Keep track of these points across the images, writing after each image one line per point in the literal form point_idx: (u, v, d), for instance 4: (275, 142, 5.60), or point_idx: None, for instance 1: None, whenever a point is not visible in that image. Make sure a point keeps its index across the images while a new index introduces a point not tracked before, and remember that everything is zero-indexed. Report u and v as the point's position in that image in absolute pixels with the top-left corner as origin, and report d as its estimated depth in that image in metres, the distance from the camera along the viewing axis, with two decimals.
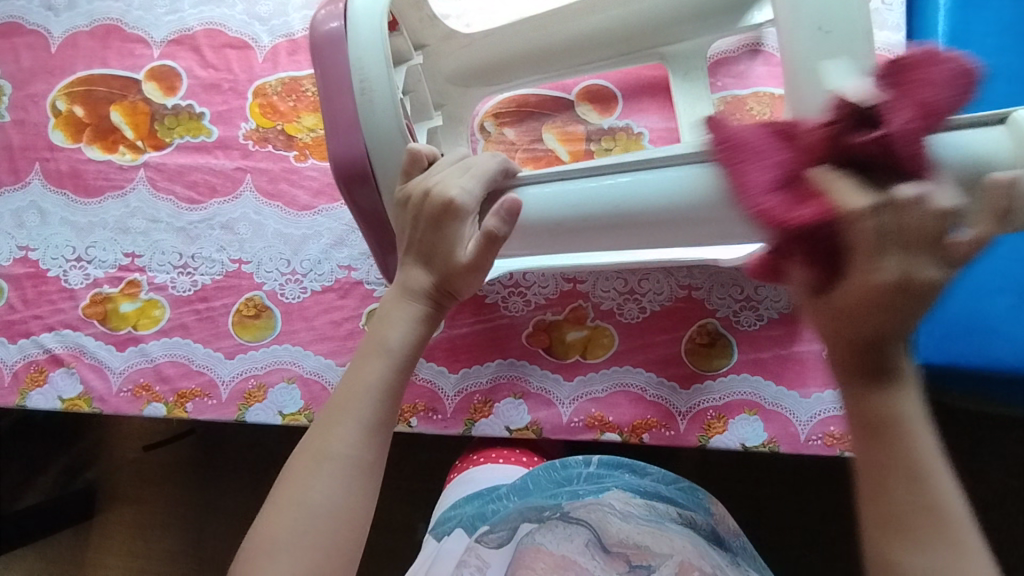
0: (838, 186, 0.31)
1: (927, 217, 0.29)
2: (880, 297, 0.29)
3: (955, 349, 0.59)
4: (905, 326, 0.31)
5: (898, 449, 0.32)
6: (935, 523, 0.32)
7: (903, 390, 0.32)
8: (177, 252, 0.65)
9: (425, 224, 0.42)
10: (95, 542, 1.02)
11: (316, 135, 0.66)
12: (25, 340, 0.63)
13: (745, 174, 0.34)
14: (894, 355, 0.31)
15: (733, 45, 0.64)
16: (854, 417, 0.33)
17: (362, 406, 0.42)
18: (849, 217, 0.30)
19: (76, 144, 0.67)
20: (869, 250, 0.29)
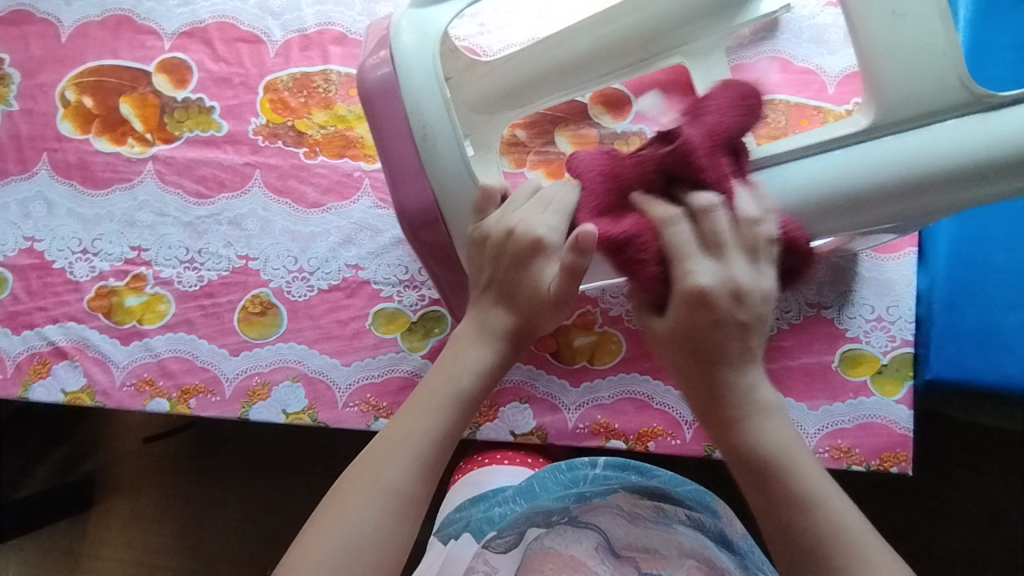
0: (651, 206, 0.42)
1: (718, 224, 0.40)
2: (688, 325, 0.40)
3: (968, 363, 0.58)
4: (729, 356, 0.41)
5: (779, 481, 0.40)
6: (835, 541, 0.39)
7: (765, 421, 0.41)
8: (184, 247, 0.64)
9: (512, 260, 0.45)
10: (92, 533, 1.02)
11: (326, 132, 0.65)
12: (28, 332, 0.63)
13: (583, 201, 0.44)
14: (741, 385, 0.41)
15: (751, 51, 0.64)
16: (742, 456, 0.41)
17: (417, 444, 0.44)
18: (656, 227, 0.41)
19: (84, 135, 0.67)
20: (680, 255, 0.40)
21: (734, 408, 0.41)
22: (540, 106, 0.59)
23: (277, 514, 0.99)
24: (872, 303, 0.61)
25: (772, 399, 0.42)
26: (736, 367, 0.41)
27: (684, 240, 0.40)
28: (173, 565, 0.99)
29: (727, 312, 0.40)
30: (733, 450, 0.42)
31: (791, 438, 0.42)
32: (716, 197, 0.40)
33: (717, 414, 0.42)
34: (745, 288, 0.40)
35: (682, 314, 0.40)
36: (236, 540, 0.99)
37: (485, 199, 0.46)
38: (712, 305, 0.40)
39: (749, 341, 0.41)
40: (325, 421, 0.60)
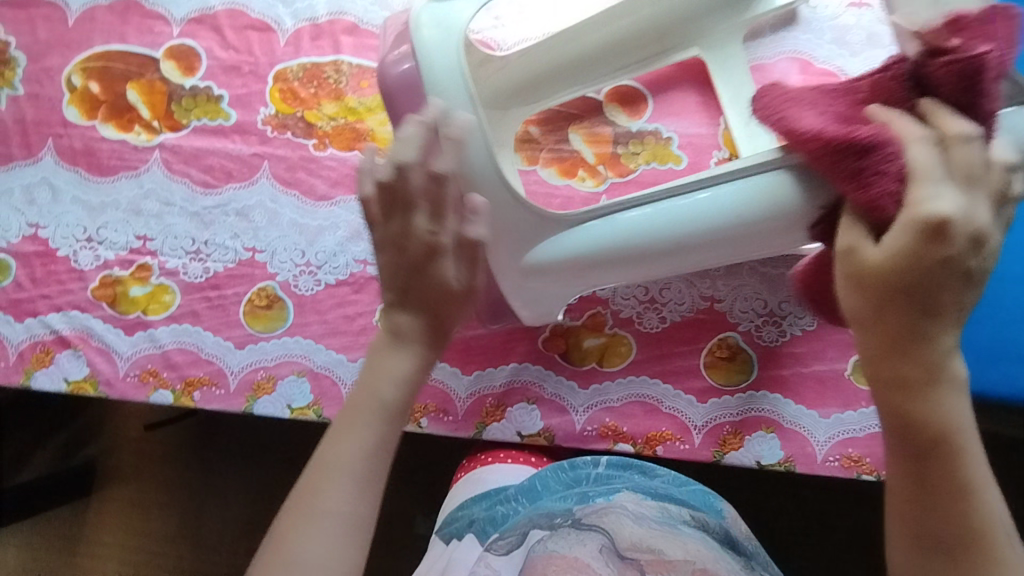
0: (896, 118, 0.37)
1: (979, 157, 0.35)
2: (920, 262, 0.34)
3: (983, 377, 0.58)
4: (943, 306, 0.35)
5: (941, 463, 0.37)
6: (977, 537, 0.37)
7: (951, 396, 0.36)
8: (190, 238, 0.64)
9: (410, 269, 0.43)
10: (92, 519, 1.02)
11: (336, 124, 0.64)
12: (32, 320, 0.62)
13: (795, 112, 0.42)
14: (942, 347, 0.36)
15: (771, 51, 0.62)
16: (910, 426, 0.37)
17: (353, 463, 0.43)
18: (907, 142, 0.35)
19: (90, 122, 0.66)
20: (927, 177, 0.34)
21: (925, 370, 0.36)
22: (555, 101, 0.59)
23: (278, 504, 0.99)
24: None
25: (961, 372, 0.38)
26: (945, 324, 0.36)
27: (926, 159, 0.35)
28: (173, 552, 0.99)
29: (967, 255, 0.34)
30: (902, 417, 0.37)
31: (966, 417, 0.37)
32: (971, 130, 0.35)
33: (907, 372, 0.36)
34: (986, 230, 0.34)
35: (907, 246, 0.34)
36: (236, 529, 0.99)
37: (370, 208, 0.43)
38: (952, 240, 0.34)
39: (966, 299, 0.35)
40: (330, 417, 0.60)
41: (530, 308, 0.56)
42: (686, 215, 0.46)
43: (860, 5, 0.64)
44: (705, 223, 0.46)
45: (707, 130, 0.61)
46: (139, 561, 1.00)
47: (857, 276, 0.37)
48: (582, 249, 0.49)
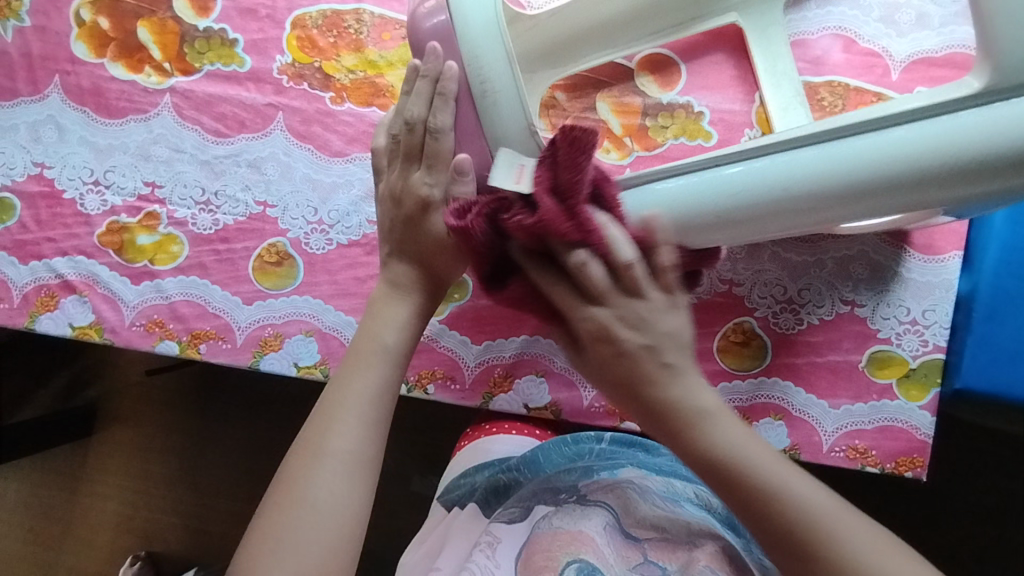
0: (530, 266, 0.41)
1: (583, 272, 0.38)
2: (604, 353, 0.40)
3: (1000, 378, 0.57)
4: (634, 376, 0.39)
5: (741, 486, 0.39)
6: (810, 541, 0.37)
7: (702, 427, 0.39)
8: (200, 188, 0.62)
9: (406, 222, 0.48)
10: (92, 459, 1.03)
11: (355, 78, 0.62)
12: (37, 263, 0.61)
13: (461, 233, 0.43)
14: (647, 398, 0.39)
15: (815, 26, 0.60)
16: (702, 471, 0.40)
17: (360, 402, 0.44)
18: (543, 284, 0.40)
19: (99, 60, 0.63)
20: (575, 301, 0.40)
21: (678, 421, 0.39)
22: (585, 66, 0.55)
23: (277, 456, 1.00)
24: (908, 305, 0.58)
25: (709, 399, 0.40)
26: (656, 381, 0.39)
27: (565, 297, 0.40)
28: (173, 495, 1.01)
29: (627, 339, 0.39)
30: (693, 464, 0.40)
31: (741, 436, 0.40)
32: (587, 256, 0.38)
33: (665, 431, 0.41)
34: (639, 320, 0.38)
35: (594, 355, 0.40)
36: (233, 477, 1.00)
37: (383, 158, 0.51)
38: (615, 337, 0.39)
39: (659, 356, 0.39)
40: None
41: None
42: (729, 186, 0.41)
43: None
44: (754, 196, 0.41)
45: (741, 107, 0.59)
46: (138, 501, 1.02)
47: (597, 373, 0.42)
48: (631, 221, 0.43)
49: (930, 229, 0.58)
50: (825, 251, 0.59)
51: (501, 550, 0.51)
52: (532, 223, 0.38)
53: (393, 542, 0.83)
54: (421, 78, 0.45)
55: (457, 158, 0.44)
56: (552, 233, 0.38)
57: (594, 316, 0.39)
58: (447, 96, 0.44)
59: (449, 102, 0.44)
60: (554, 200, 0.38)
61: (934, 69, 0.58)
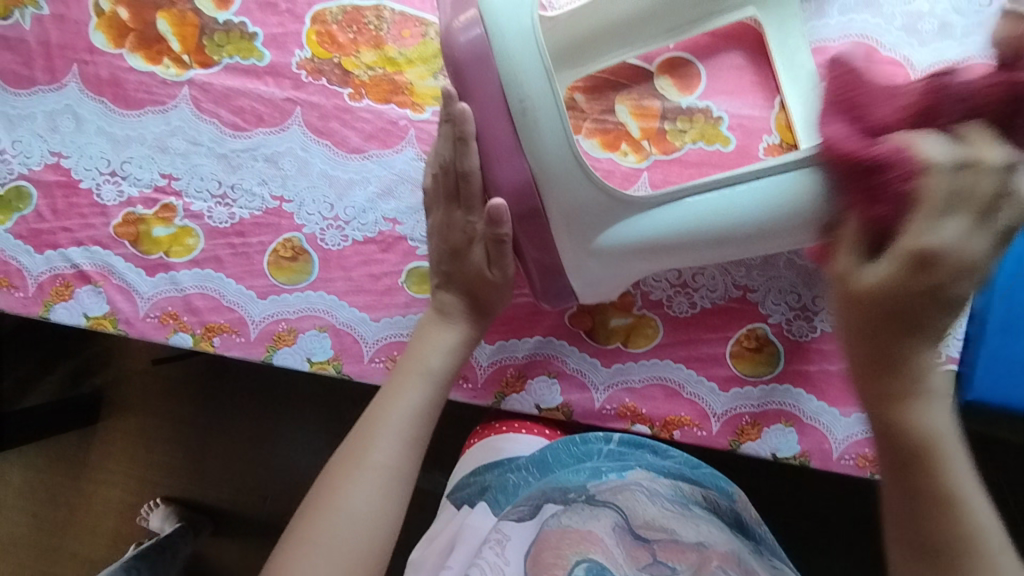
0: (925, 141, 0.38)
1: (998, 192, 0.37)
2: (893, 289, 0.38)
3: (1012, 390, 0.58)
4: (920, 327, 0.40)
5: (923, 470, 0.42)
6: (966, 545, 0.40)
7: (926, 406, 0.42)
8: (216, 181, 0.62)
9: (451, 254, 0.50)
10: (99, 447, 1.03)
11: (374, 74, 0.62)
12: (52, 252, 0.61)
13: (851, 95, 0.41)
14: (909, 352, 0.40)
15: (836, 32, 0.59)
16: (893, 435, 0.42)
17: (402, 419, 0.46)
18: (927, 171, 0.37)
19: (118, 50, 0.63)
20: (934, 206, 0.37)
21: (905, 386, 0.41)
22: (604, 64, 0.56)
23: (283, 448, 1.00)
24: None
25: (940, 386, 0.42)
26: (933, 345, 0.41)
27: (940, 193, 0.37)
28: (178, 484, 1.02)
29: (954, 261, 0.37)
30: (880, 430, 0.43)
31: (947, 428, 0.42)
32: (1000, 158, 0.37)
33: (884, 385, 0.42)
34: (977, 262, 0.38)
35: (903, 266, 0.38)
36: (240, 467, 1.01)
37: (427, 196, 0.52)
38: (937, 272, 0.38)
39: (951, 296, 0.38)
40: (350, 374, 0.59)
41: (590, 287, 0.51)
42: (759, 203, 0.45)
43: None
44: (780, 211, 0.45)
45: (760, 112, 0.59)
46: (143, 489, 1.02)
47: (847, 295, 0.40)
48: (667, 229, 0.47)
49: None
50: None
51: (510, 548, 0.51)
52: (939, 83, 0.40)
53: (398, 537, 0.84)
54: (447, 121, 0.46)
55: (491, 205, 0.45)
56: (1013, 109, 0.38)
57: (939, 231, 0.37)
58: (466, 139, 0.44)
59: (470, 144, 0.44)
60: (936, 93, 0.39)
61: None
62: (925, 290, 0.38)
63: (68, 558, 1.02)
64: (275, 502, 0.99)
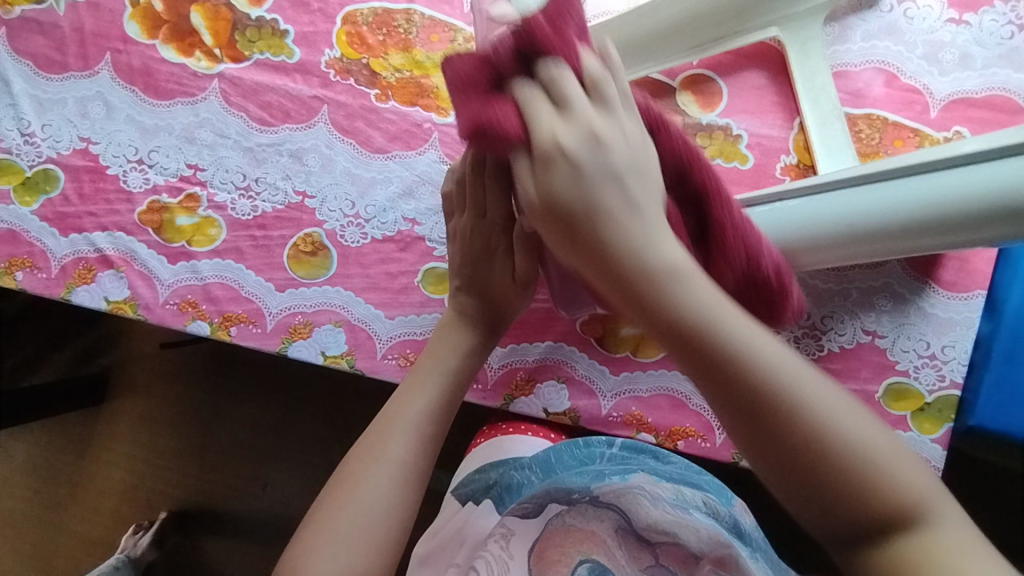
0: (519, 90, 0.37)
1: (555, 88, 0.37)
2: (579, 178, 0.36)
3: (1009, 417, 0.59)
4: (583, 207, 0.36)
5: (707, 344, 0.34)
6: (773, 399, 0.33)
7: (673, 278, 0.34)
8: (241, 173, 0.63)
9: (475, 261, 0.51)
10: (103, 427, 1.04)
11: (401, 77, 0.63)
12: (77, 235, 0.62)
13: (455, 64, 0.38)
14: (614, 230, 0.35)
15: (858, 58, 0.60)
16: (656, 321, 0.35)
17: (418, 417, 0.46)
18: (524, 104, 0.37)
19: (151, 41, 0.64)
20: (547, 116, 0.37)
21: (643, 269, 0.35)
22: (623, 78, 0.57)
23: (286, 437, 1.01)
24: (928, 339, 0.59)
25: (682, 257, 0.35)
26: (609, 218, 0.36)
27: (540, 116, 0.37)
28: (179, 468, 1.03)
29: (587, 159, 0.36)
30: (653, 324, 0.35)
31: (712, 296, 0.34)
32: (559, 69, 0.37)
33: (616, 279, 0.35)
34: (627, 147, 0.37)
35: (552, 172, 0.36)
36: (241, 454, 1.02)
37: (449, 202, 0.53)
38: (571, 157, 0.36)
39: (629, 191, 0.36)
40: (363, 369, 0.61)
41: None
42: (797, 219, 0.47)
43: (960, 22, 0.60)
44: (814, 228, 0.46)
45: (779, 133, 0.60)
46: (144, 470, 1.03)
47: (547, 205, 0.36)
48: None
49: (959, 266, 0.59)
50: (850, 280, 0.60)
51: (514, 542, 0.51)
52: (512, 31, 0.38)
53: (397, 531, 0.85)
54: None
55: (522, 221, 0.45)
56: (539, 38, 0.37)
57: (556, 132, 0.36)
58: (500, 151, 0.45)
59: None
60: (556, 18, 0.37)
61: (973, 109, 0.58)
62: (571, 179, 0.36)
63: (67, 535, 1.03)
64: (275, 491, 1.01)
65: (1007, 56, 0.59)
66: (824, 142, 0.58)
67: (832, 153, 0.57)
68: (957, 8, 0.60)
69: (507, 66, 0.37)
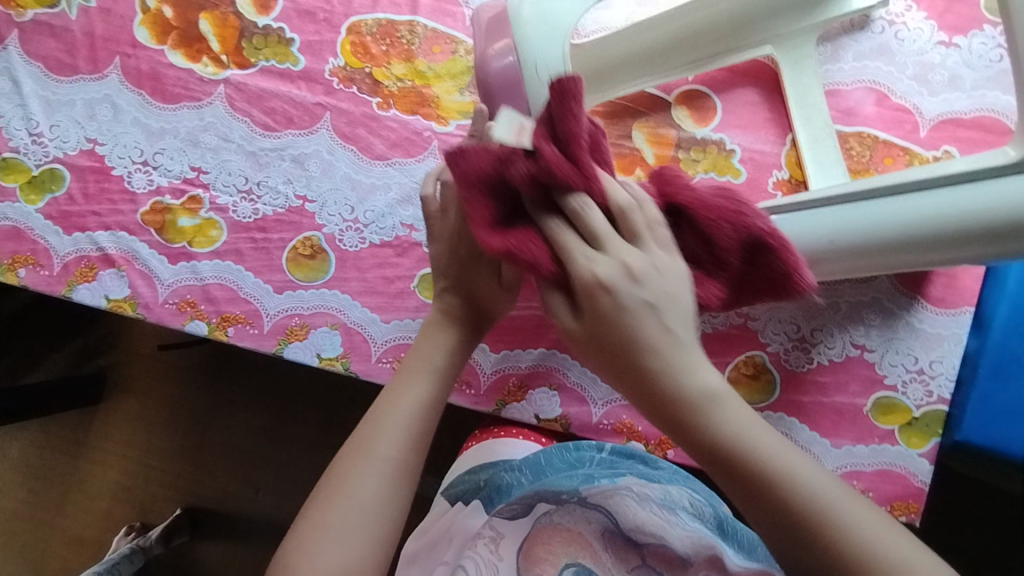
0: (557, 232, 0.37)
1: (585, 225, 0.37)
2: (621, 316, 0.36)
3: (995, 434, 0.60)
4: (635, 353, 0.36)
5: (747, 471, 0.36)
6: (813, 521, 0.35)
7: (712, 408, 0.36)
8: (244, 177, 0.64)
9: (461, 262, 0.50)
10: (99, 427, 1.05)
11: (403, 86, 0.64)
12: (79, 234, 0.63)
13: (469, 198, 0.38)
14: (666, 376, 0.36)
15: (849, 77, 0.62)
16: (704, 452, 0.37)
17: (408, 415, 0.47)
18: (555, 238, 0.37)
19: (159, 46, 0.66)
20: (580, 245, 0.37)
21: (686, 399, 0.36)
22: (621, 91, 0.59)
23: (281, 441, 1.01)
24: (916, 354, 0.60)
25: (721, 385, 0.37)
26: (653, 357, 0.36)
27: (572, 245, 0.37)
28: (172, 470, 1.03)
29: (626, 294, 0.36)
30: (694, 447, 0.37)
31: (744, 418, 0.37)
32: (582, 204, 0.37)
33: (664, 417, 0.37)
34: (660, 269, 0.37)
35: (589, 311, 0.37)
36: (235, 457, 1.02)
37: (432, 204, 0.53)
38: (620, 296, 0.36)
39: (667, 321, 0.36)
40: (357, 372, 0.61)
41: None
42: (827, 226, 0.46)
43: (950, 44, 0.61)
44: (843, 236, 0.46)
45: (772, 148, 0.61)
46: (138, 472, 1.04)
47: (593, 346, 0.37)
48: None
49: (947, 282, 0.60)
50: (840, 295, 0.61)
51: (504, 544, 0.51)
52: (527, 162, 0.37)
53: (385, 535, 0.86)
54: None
55: None
56: (560, 172, 0.36)
57: (592, 265, 0.36)
58: None
59: None
60: (573, 139, 0.37)
61: (961, 129, 0.60)
62: (616, 321, 0.36)
63: (58, 535, 1.03)
64: (268, 495, 1.01)
65: (995, 78, 0.60)
66: (815, 157, 0.59)
67: (823, 168, 0.58)
68: (947, 31, 0.61)
69: (535, 197, 0.38)
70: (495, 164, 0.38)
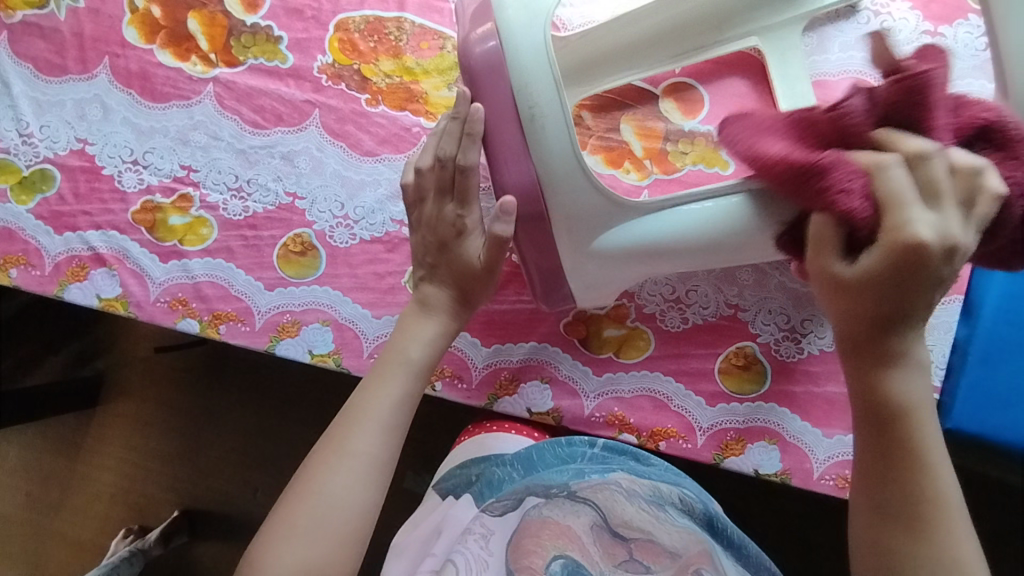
0: (882, 163, 0.37)
1: (920, 171, 0.36)
2: (919, 270, 0.36)
3: (988, 421, 0.60)
4: (906, 304, 0.38)
5: (899, 435, 0.40)
6: (930, 506, 0.40)
7: (908, 373, 0.40)
8: (233, 175, 0.64)
9: (440, 248, 0.52)
10: (96, 429, 1.05)
11: (391, 82, 0.65)
12: (71, 234, 0.63)
13: (762, 136, 0.41)
14: (901, 327, 0.39)
15: (835, 68, 0.62)
16: (873, 398, 0.41)
17: (382, 409, 0.47)
18: (877, 170, 0.37)
19: (148, 45, 0.66)
20: (914, 196, 0.36)
21: (889, 352, 0.39)
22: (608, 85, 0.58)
23: (278, 441, 1.01)
24: None
25: (923, 359, 0.40)
26: (908, 313, 0.38)
27: (897, 188, 0.36)
28: (170, 471, 1.03)
29: (936, 260, 0.36)
30: (866, 392, 0.41)
31: (925, 399, 0.40)
32: (927, 146, 0.37)
33: (863, 352, 0.40)
34: (963, 244, 0.36)
35: (886, 258, 0.36)
36: (232, 458, 1.02)
37: (410, 193, 0.53)
38: (929, 257, 0.36)
39: (937, 297, 0.38)
40: (349, 367, 0.61)
41: (590, 292, 0.54)
42: None
43: (935, 33, 0.61)
44: None
45: None
46: (135, 474, 1.04)
47: (847, 284, 0.38)
48: None
49: None
50: None
51: (494, 540, 0.52)
52: (842, 107, 0.40)
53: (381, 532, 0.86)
54: (454, 119, 0.48)
55: (503, 199, 0.47)
56: (912, 103, 0.38)
57: (915, 219, 0.36)
58: (473, 137, 0.47)
59: (477, 142, 0.47)
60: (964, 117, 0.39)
61: None
62: (920, 271, 0.36)
63: (56, 538, 1.03)
64: (265, 496, 1.01)
65: (980, 67, 0.60)
66: None
67: None
68: (933, 20, 0.62)
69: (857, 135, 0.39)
70: (793, 115, 0.41)
